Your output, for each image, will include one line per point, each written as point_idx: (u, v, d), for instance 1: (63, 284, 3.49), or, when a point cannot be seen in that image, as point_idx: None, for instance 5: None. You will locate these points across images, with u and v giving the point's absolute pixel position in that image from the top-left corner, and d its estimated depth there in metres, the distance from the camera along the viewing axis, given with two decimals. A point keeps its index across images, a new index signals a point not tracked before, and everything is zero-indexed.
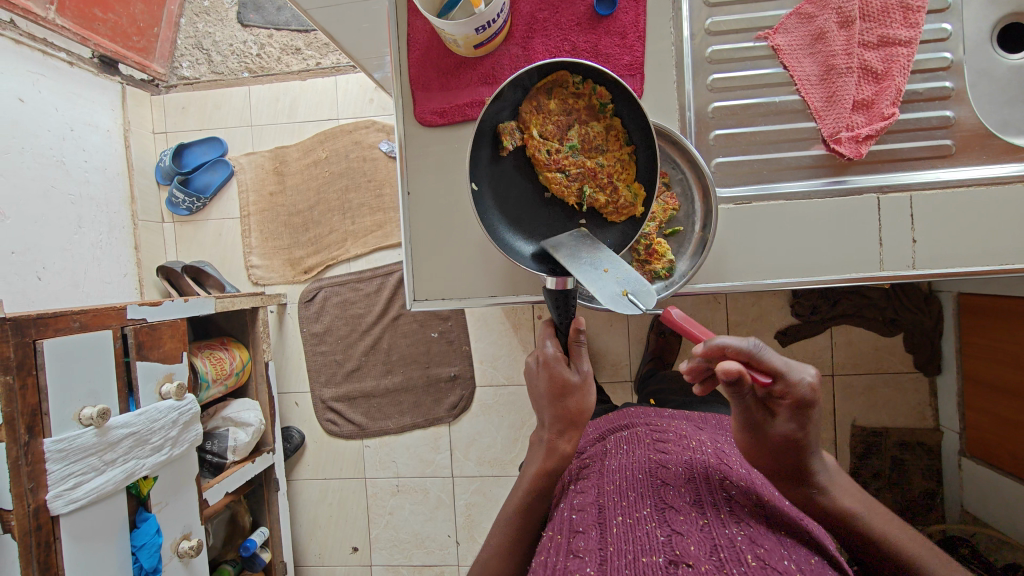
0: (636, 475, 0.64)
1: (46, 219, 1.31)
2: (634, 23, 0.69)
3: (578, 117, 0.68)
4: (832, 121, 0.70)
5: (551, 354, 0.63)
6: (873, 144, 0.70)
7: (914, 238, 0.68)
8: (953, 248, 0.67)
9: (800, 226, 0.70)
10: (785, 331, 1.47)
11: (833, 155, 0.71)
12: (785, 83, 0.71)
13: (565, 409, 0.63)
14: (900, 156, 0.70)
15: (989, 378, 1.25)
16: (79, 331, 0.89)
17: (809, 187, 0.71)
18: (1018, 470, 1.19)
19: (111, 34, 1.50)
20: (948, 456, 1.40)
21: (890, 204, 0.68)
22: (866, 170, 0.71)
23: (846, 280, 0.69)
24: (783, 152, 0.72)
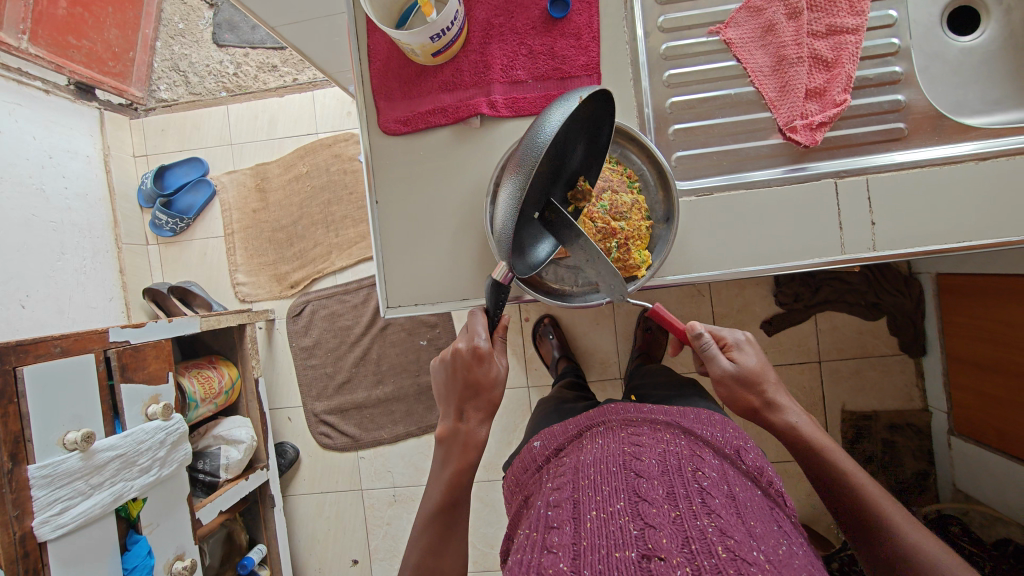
0: (610, 468, 0.64)
1: (28, 247, 1.31)
2: (588, 24, 0.70)
3: (612, 184, 0.70)
4: (787, 110, 0.71)
5: (485, 350, 0.67)
6: (828, 130, 0.71)
7: (873, 220, 0.69)
8: (912, 228, 0.69)
9: (762, 215, 0.70)
10: (770, 320, 1.48)
11: (791, 143, 0.72)
12: (739, 76, 0.73)
13: (487, 400, 0.69)
14: (856, 141, 0.72)
15: (972, 355, 1.26)
16: (60, 356, 0.89)
17: (770, 175, 0.72)
18: (1005, 446, 1.20)
19: (87, 60, 1.50)
20: (938, 436, 1.41)
21: (849, 187, 0.69)
22: (823, 156, 0.72)
23: (813, 266, 0.70)
24: (741, 143, 0.73)
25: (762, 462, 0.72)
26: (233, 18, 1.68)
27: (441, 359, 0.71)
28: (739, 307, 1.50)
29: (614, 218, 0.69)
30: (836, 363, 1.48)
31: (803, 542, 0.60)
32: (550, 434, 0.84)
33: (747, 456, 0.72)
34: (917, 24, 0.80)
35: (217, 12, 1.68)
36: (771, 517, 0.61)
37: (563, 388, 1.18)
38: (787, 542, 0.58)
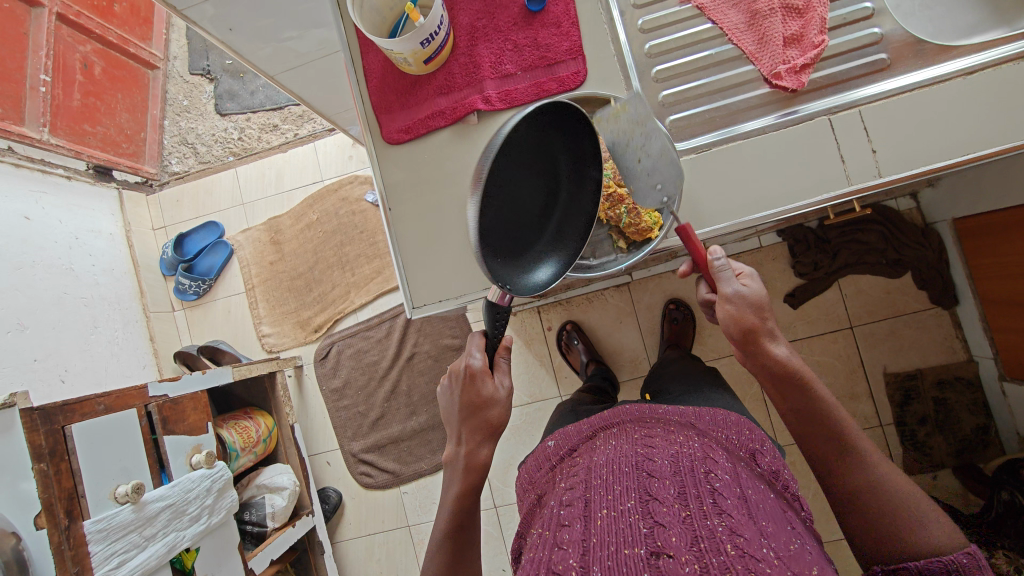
0: (622, 467, 0.63)
1: (64, 324, 1.36)
2: (566, 11, 0.74)
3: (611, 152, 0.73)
4: (769, 59, 0.73)
5: (477, 367, 0.67)
6: (812, 72, 0.74)
7: (874, 148, 0.70)
8: (911, 152, 0.70)
9: (764, 162, 0.71)
10: (793, 293, 1.47)
11: (778, 91, 0.74)
12: (717, 36, 0.75)
13: (485, 421, 0.68)
14: (842, 78, 0.73)
15: (1007, 293, 1.23)
16: (104, 413, 0.91)
17: (763, 122, 0.74)
18: None
19: (103, 144, 1.60)
20: (990, 385, 1.36)
21: (842, 121, 0.71)
22: (812, 97, 0.74)
23: (819, 203, 0.72)
24: (730, 97, 0.75)
25: (778, 467, 0.69)
26: (233, 88, 1.80)
27: (442, 388, 0.72)
28: None
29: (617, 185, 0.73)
30: (869, 327, 1.45)
31: (816, 545, 0.58)
32: (564, 433, 0.83)
33: (762, 459, 0.70)
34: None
35: (217, 85, 1.80)
36: (784, 517, 0.59)
37: (583, 391, 1.17)
38: (801, 543, 0.56)
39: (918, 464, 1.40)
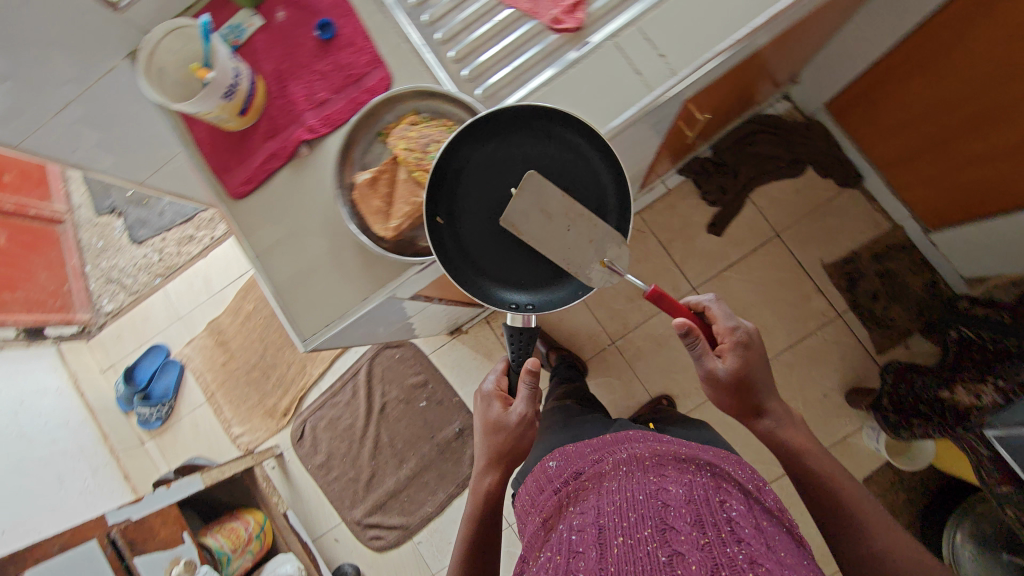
0: (637, 496, 0.65)
1: (26, 488, 1.33)
2: (354, 28, 0.75)
3: (434, 134, 0.71)
4: (546, 10, 0.73)
5: (489, 387, 0.86)
6: (589, 7, 0.73)
7: (661, 54, 0.71)
8: (698, 44, 0.70)
9: (581, 86, 0.72)
10: (714, 222, 1.50)
11: (567, 34, 0.73)
12: (492, 4, 0.75)
13: (496, 442, 0.81)
14: (619, 1, 0.73)
15: (896, 152, 1.27)
16: (59, 553, 0.92)
17: (558, 66, 0.72)
18: (968, 212, 1.18)
19: (26, 306, 1.63)
20: (920, 242, 1.39)
21: (626, 41, 0.71)
22: (599, 27, 0.73)
23: (656, 99, 0.71)
24: (523, 54, 0.74)
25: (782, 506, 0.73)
26: (142, 216, 1.84)
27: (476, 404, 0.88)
28: (680, 226, 1.53)
29: None
30: (794, 229, 1.49)
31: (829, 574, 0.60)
32: (566, 452, 0.87)
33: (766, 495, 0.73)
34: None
35: (127, 217, 1.85)
36: (798, 550, 0.62)
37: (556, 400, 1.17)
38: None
39: (886, 339, 1.42)
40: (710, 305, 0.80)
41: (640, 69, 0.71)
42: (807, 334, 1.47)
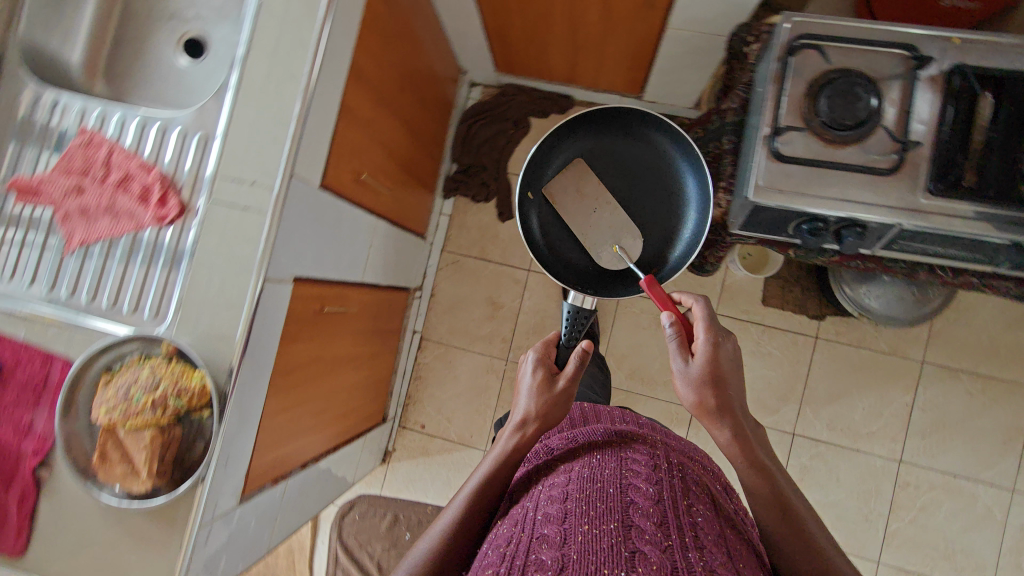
0: (611, 492, 0.70)
1: None
2: (12, 346, 0.78)
3: (124, 380, 0.73)
4: (146, 215, 0.78)
5: (535, 357, 0.98)
6: (178, 188, 0.79)
7: (250, 181, 0.77)
8: (270, 152, 0.77)
9: (209, 251, 0.76)
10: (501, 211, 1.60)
11: (178, 219, 0.78)
12: (106, 243, 0.79)
13: (545, 402, 0.91)
14: (195, 168, 0.79)
15: (563, 66, 1.39)
16: None
17: (189, 248, 0.77)
18: (640, 67, 1.31)
19: None
20: (645, 106, 1.53)
21: (217, 191, 0.77)
22: (196, 197, 0.78)
23: (275, 218, 0.76)
24: (157, 259, 0.78)
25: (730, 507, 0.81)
26: None
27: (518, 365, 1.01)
28: (480, 235, 1.62)
29: (150, 393, 0.72)
30: None
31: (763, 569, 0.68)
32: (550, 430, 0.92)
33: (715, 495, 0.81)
34: (164, 77, 0.94)
35: None
36: (745, 553, 0.69)
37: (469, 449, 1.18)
38: None
39: None
40: (696, 304, 0.87)
41: (245, 204, 0.77)
42: None
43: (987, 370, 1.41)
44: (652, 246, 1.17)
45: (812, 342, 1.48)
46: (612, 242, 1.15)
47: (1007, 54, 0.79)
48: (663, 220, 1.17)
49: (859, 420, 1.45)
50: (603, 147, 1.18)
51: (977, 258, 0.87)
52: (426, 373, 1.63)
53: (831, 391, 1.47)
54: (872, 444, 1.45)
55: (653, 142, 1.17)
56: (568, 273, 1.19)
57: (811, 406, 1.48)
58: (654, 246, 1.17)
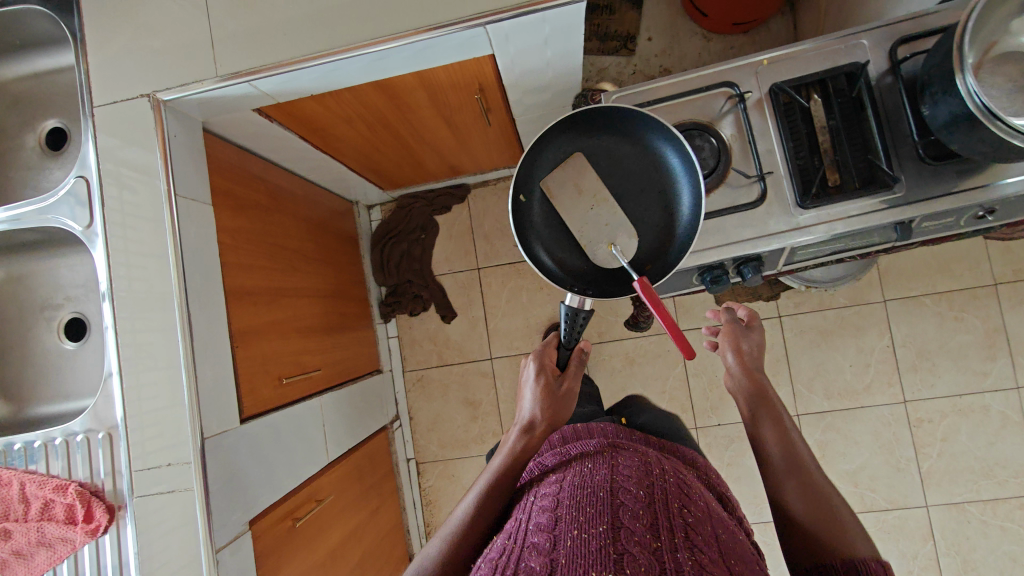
0: (600, 494, 0.63)
1: None
2: None
3: None
4: (74, 535, 0.77)
5: (542, 352, 0.92)
6: (97, 494, 0.78)
7: (166, 463, 0.77)
8: (173, 427, 0.77)
9: (164, 543, 0.77)
10: (442, 315, 1.59)
11: (109, 525, 0.78)
12: (57, 571, 0.80)
13: (551, 408, 0.86)
14: (109, 468, 0.79)
15: (440, 171, 1.42)
16: None
17: (131, 548, 0.78)
18: (508, 151, 1.33)
19: None
20: None
21: (140, 485, 0.78)
22: (120, 495, 0.79)
23: (202, 490, 0.76)
24: (109, 568, 0.79)
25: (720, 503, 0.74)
26: None
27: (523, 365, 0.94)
28: (432, 345, 1.61)
29: None
30: (480, 253, 1.59)
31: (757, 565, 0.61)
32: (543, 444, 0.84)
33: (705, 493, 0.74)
34: (58, 369, 0.93)
35: None
36: (742, 551, 0.62)
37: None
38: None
39: None
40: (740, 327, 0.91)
41: (173, 487, 0.77)
42: None
43: (944, 285, 1.43)
44: (646, 239, 0.80)
45: (777, 322, 1.48)
46: (607, 240, 0.79)
47: (813, 61, 0.82)
48: (646, 173, 0.80)
49: (851, 378, 1.46)
50: (591, 147, 0.80)
51: (875, 244, 0.87)
52: (435, 496, 1.58)
53: (814, 360, 1.47)
54: (872, 395, 1.45)
55: (649, 147, 0.79)
56: (566, 279, 0.82)
57: (802, 382, 1.48)
58: (650, 239, 0.80)
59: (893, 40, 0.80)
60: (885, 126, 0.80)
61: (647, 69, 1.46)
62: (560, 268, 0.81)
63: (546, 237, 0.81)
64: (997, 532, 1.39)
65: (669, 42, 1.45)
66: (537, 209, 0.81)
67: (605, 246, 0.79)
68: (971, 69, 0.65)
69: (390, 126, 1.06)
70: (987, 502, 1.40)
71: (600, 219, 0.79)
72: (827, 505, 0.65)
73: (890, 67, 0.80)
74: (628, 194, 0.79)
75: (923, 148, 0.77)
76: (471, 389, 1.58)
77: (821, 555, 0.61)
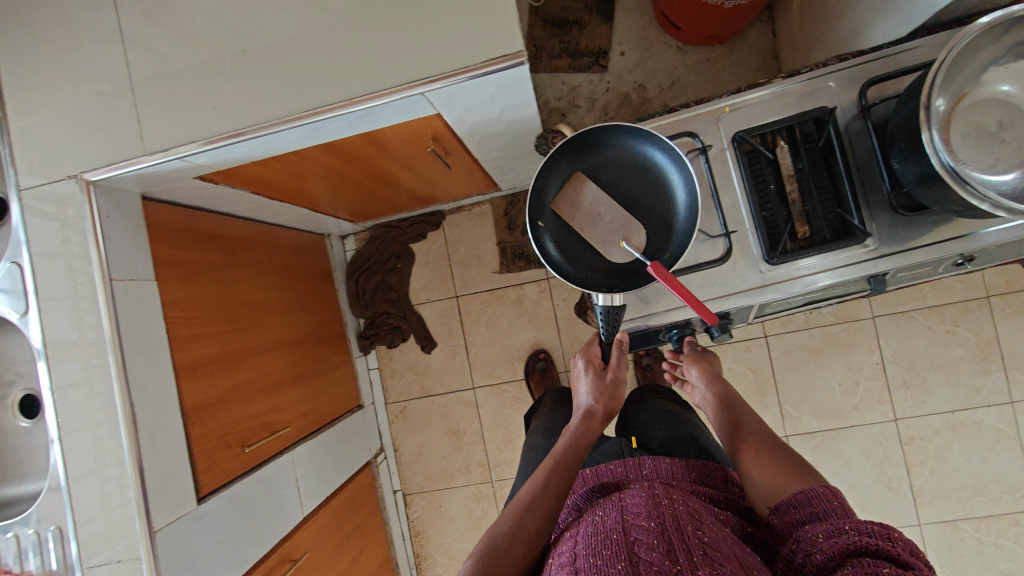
0: (610, 535, 0.53)
1: None
2: None
3: None
4: None
5: (591, 354, 0.82)
6: None
7: (118, 557, 0.76)
8: (124, 520, 0.76)
9: None
10: (422, 345, 1.56)
11: None
12: None
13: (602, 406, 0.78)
14: (56, 564, 0.77)
15: (409, 203, 1.37)
16: None
17: None
18: (476, 184, 1.28)
19: None
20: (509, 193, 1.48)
21: None
22: None
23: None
24: None
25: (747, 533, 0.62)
26: None
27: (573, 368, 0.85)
28: (413, 375, 1.59)
29: None
30: (458, 281, 1.55)
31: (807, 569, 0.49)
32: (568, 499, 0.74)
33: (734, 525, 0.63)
34: (15, 449, 0.92)
35: None
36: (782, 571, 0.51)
37: None
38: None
39: None
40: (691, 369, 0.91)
41: None
42: (553, 312, 1.51)
43: (935, 299, 1.38)
44: (654, 234, 0.77)
45: (763, 342, 1.45)
46: (617, 237, 0.78)
47: (776, 108, 0.77)
48: (642, 174, 0.78)
49: (840, 397, 1.42)
50: (585, 164, 0.79)
51: (850, 294, 0.84)
52: (423, 527, 1.56)
53: (802, 380, 1.44)
54: (862, 414, 1.41)
55: (638, 150, 0.78)
56: (587, 283, 0.79)
57: (790, 402, 1.44)
58: (661, 231, 0.78)
59: (863, 81, 0.74)
60: (855, 174, 0.75)
61: (621, 85, 1.38)
62: (578, 276, 0.79)
63: (563, 250, 0.80)
64: (993, 549, 1.36)
65: (643, 55, 1.37)
66: (546, 227, 0.80)
67: (618, 244, 0.78)
68: (937, 128, 0.60)
69: (345, 176, 1.01)
70: (983, 519, 1.36)
71: (606, 220, 0.78)
72: (801, 467, 0.63)
73: (859, 111, 0.75)
74: (631, 197, 0.78)
75: (896, 200, 0.73)
76: (454, 419, 1.56)
77: (796, 504, 0.58)
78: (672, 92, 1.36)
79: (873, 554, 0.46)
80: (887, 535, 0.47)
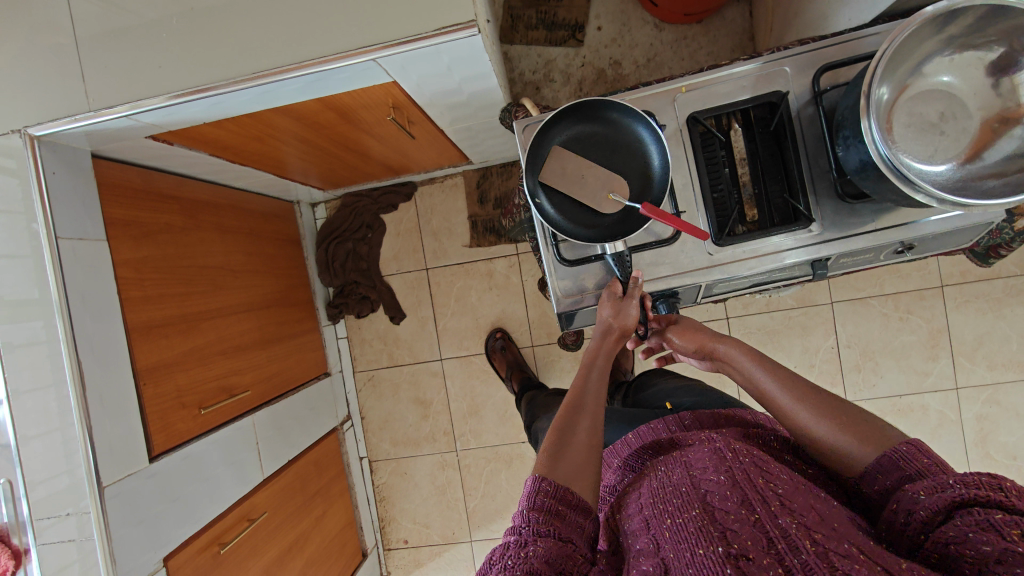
0: (681, 492, 0.53)
1: None
2: None
3: None
4: None
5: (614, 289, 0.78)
6: None
7: (66, 513, 0.76)
8: (71, 478, 0.76)
9: None
10: (391, 316, 1.57)
11: None
12: None
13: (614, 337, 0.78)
14: None
15: (380, 172, 1.36)
16: None
17: None
18: (446, 155, 1.28)
19: None
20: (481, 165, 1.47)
21: None
22: None
23: (106, 539, 0.77)
24: None
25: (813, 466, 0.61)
26: None
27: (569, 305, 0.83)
28: (383, 344, 1.60)
29: None
30: (429, 252, 1.55)
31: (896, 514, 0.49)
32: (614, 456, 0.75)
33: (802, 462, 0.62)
34: None
35: None
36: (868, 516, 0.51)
37: None
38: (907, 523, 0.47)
39: None
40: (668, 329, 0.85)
41: (72, 538, 0.76)
42: (522, 286, 1.52)
43: (892, 286, 1.42)
44: (634, 185, 0.78)
45: (725, 323, 1.48)
46: (605, 190, 0.77)
47: (733, 90, 0.78)
48: (609, 138, 0.79)
49: None
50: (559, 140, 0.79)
51: (796, 277, 0.87)
52: (388, 491, 1.60)
53: None
54: None
55: (600, 117, 0.79)
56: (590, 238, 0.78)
57: None
58: (639, 180, 0.78)
59: (818, 66, 0.75)
60: (806, 159, 0.76)
61: (597, 60, 1.36)
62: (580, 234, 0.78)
63: (563, 216, 0.79)
64: None
65: (620, 30, 1.36)
66: (542, 201, 0.79)
67: (606, 199, 0.77)
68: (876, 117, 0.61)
69: (307, 141, 1.00)
70: None
71: (590, 179, 0.77)
72: (869, 426, 0.57)
73: (812, 97, 0.76)
74: (610, 161, 0.79)
75: (841, 186, 0.74)
76: (422, 388, 1.58)
77: (883, 471, 0.54)
78: (648, 69, 1.35)
79: (984, 504, 0.43)
80: (1001, 486, 0.43)
